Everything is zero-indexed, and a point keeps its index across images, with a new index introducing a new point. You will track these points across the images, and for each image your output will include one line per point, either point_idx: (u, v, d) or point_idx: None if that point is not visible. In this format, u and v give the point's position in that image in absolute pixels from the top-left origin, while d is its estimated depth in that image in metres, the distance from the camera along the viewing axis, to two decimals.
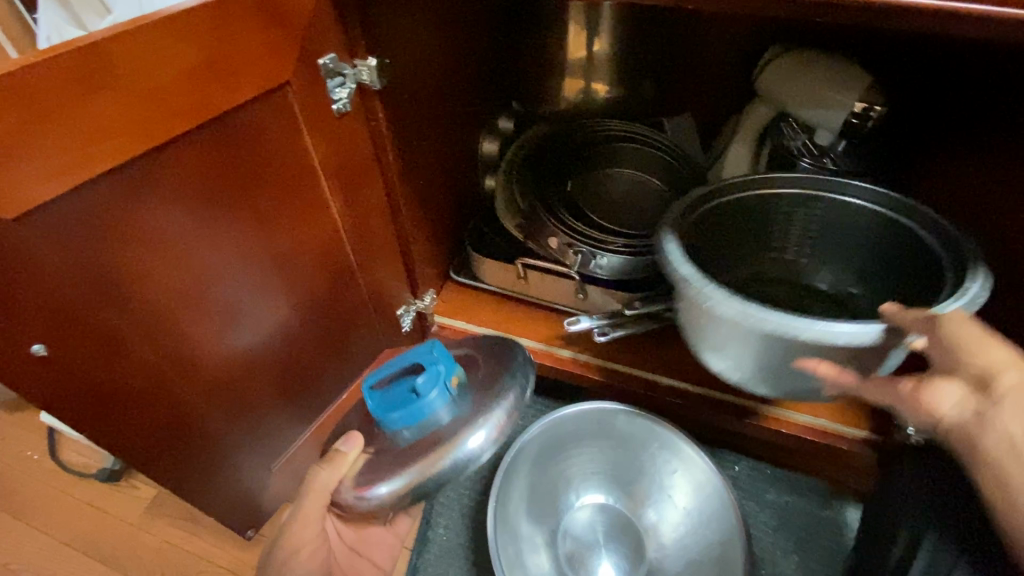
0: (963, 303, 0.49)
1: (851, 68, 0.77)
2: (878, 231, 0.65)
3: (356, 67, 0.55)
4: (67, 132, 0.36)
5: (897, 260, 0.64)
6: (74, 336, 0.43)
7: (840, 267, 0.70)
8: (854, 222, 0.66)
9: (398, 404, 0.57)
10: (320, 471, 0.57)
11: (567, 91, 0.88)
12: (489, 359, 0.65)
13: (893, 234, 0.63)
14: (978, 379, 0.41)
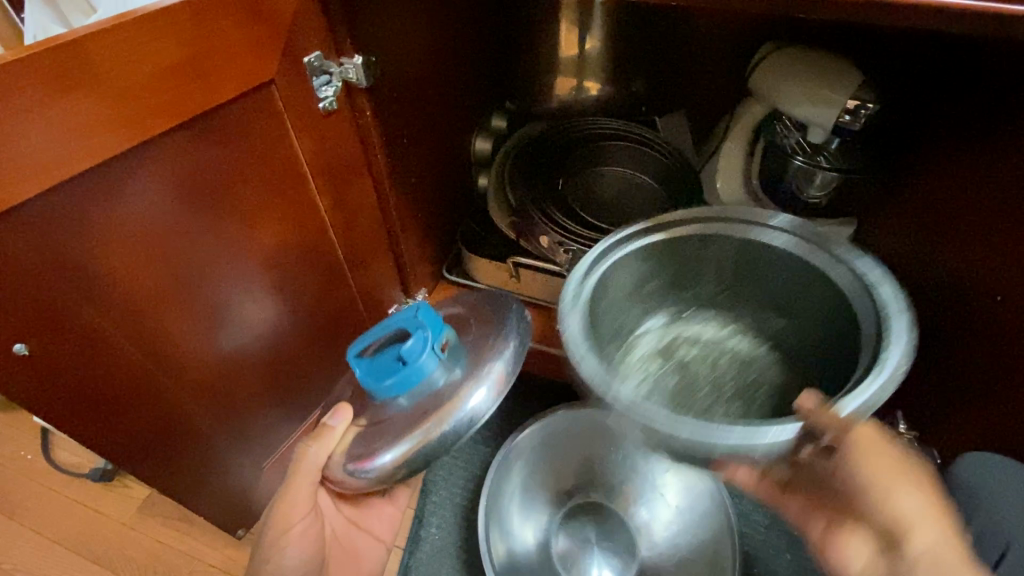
0: (882, 381, 0.44)
1: (842, 66, 0.77)
2: (794, 271, 0.57)
3: (343, 65, 0.55)
4: (45, 131, 0.36)
5: (806, 298, 0.57)
6: (56, 335, 0.43)
7: (761, 307, 0.62)
8: (766, 260, 0.58)
9: (387, 371, 0.53)
10: (311, 447, 0.54)
11: (560, 90, 0.89)
12: (478, 320, 0.60)
13: (810, 278, 0.56)
14: (888, 535, 0.40)
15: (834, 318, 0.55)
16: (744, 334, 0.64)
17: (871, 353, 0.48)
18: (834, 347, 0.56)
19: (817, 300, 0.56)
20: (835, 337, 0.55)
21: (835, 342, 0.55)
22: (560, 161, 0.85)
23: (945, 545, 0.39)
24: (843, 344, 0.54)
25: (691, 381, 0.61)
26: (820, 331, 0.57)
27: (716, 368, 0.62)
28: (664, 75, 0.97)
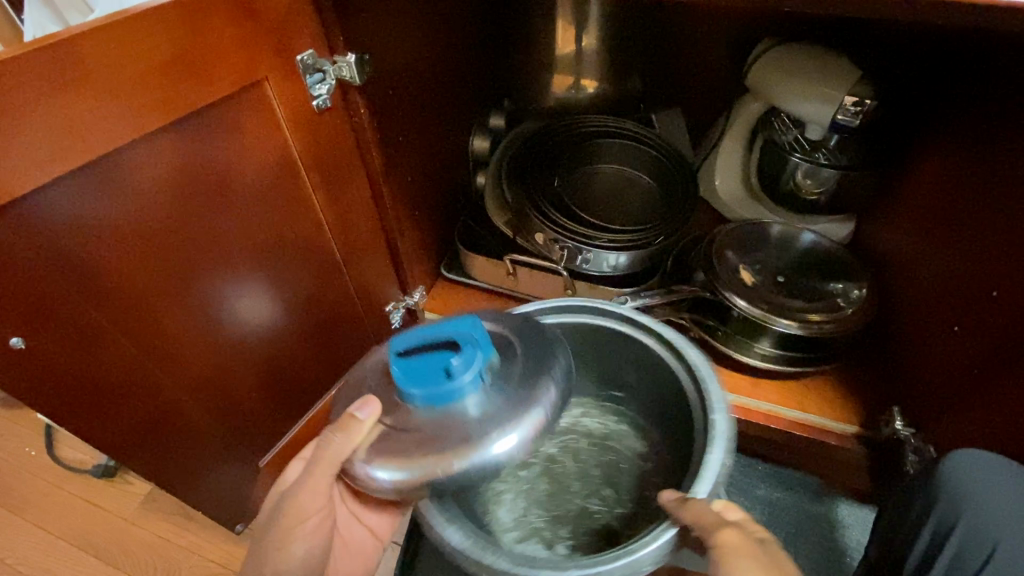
0: (714, 475, 0.46)
1: (838, 61, 0.76)
2: (610, 342, 0.62)
3: (336, 63, 0.56)
4: (43, 127, 0.37)
5: (628, 365, 0.63)
6: (54, 329, 0.44)
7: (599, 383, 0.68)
8: (586, 339, 0.63)
9: (422, 380, 0.46)
10: (333, 439, 0.47)
11: (557, 87, 0.90)
12: (528, 342, 0.51)
13: (623, 346, 0.61)
14: None
15: (656, 380, 0.60)
16: (591, 411, 0.70)
17: (701, 418, 0.52)
18: (665, 410, 0.61)
19: (636, 363, 0.62)
20: (660, 394, 0.61)
21: (660, 398, 0.61)
22: (556, 157, 0.85)
23: None
24: (669, 401, 0.60)
25: (562, 479, 0.66)
26: (648, 394, 0.63)
27: (579, 455, 0.68)
28: (661, 73, 0.97)
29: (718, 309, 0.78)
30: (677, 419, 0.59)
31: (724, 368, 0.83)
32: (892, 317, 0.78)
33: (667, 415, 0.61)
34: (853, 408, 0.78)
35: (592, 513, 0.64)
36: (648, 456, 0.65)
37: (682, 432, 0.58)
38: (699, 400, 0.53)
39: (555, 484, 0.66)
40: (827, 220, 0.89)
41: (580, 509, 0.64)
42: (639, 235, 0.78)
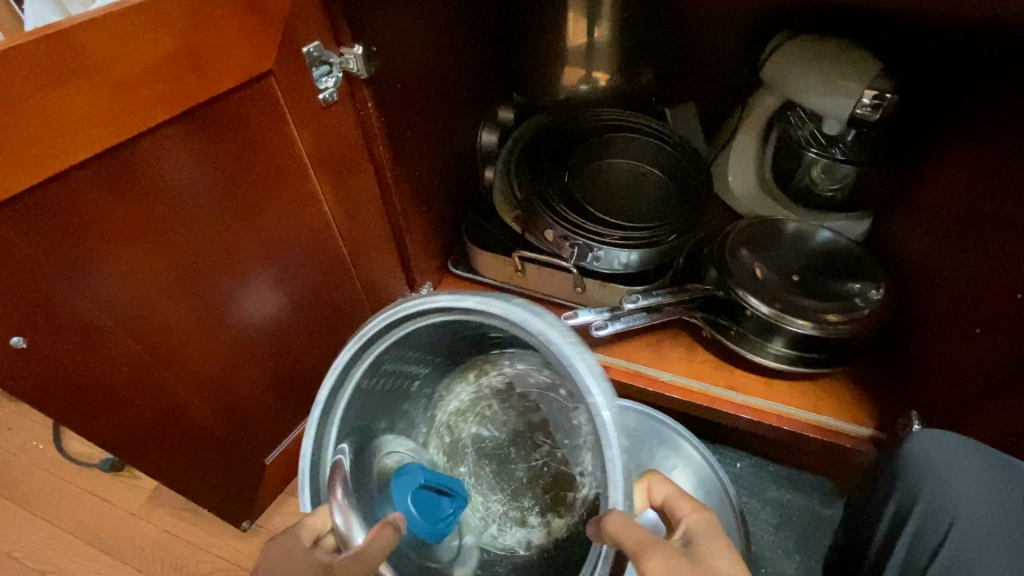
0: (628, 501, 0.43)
1: (861, 54, 0.74)
2: (458, 314, 0.52)
3: (343, 55, 0.54)
4: (41, 122, 0.35)
5: (484, 322, 0.52)
6: (55, 329, 0.43)
7: (462, 343, 0.58)
8: (441, 324, 0.53)
9: (417, 504, 0.49)
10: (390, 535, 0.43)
11: (568, 81, 0.86)
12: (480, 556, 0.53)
13: (482, 321, 0.52)
14: None
15: (519, 333, 0.51)
16: (484, 369, 0.59)
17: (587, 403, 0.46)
18: (540, 351, 0.52)
19: (491, 325, 0.52)
20: (526, 339, 0.51)
21: (526, 341, 0.51)
22: (566, 152, 0.83)
23: None
24: (533, 344, 0.50)
25: (497, 449, 0.59)
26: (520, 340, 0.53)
27: (497, 416, 0.60)
28: (676, 65, 0.95)
29: (731, 308, 0.77)
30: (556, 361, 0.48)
31: (737, 368, 0.81)
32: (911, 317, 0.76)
33: (536, 347, 0.52)
34: (867, 411, 0.77)
35: (541, 469, 0.57)
36: (561, 385, 0.53)
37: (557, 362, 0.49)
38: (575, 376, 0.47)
39: (493, 459, 0.59)
40: (843, 218, 0.87)
41: (531, 471, 0.58)
42: (651, 232, 0.76)
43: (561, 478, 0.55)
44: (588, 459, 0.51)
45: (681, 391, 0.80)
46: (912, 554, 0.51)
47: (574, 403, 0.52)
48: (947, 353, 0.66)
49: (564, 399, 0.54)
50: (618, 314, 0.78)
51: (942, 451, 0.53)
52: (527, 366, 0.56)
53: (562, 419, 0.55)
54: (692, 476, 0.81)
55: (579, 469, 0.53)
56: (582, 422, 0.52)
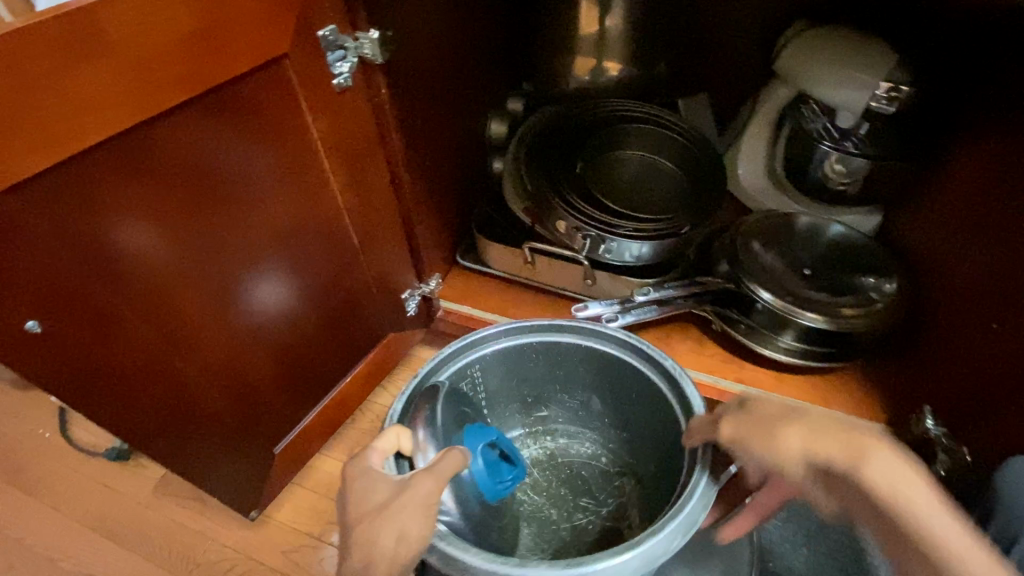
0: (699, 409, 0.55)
1: (877, 46, 0.73)
2: (543, 356, 0.66)
3: (358, 40, 0.53)
4: (57, 101, 0.35)
5: (558, 371, 0.68)
6: (70, 313, 0.43)
7: (514, 412, 0.72)
8: (522, 363, 0.66)
9: (484, 458, 0.55)
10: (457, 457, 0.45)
11: (578, 70, 0.85)
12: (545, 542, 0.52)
13: (553, 368, 0.67)
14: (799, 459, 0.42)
15: (581, 384, 0.68)
16: (528, 444, 0.74)
17: (658, 377, 0.60)
18: (594, 405, 0.70)
19: (565, 375, 0.68)
20: (592, 395, 0.69)
21: (595, 391, 0.68)
22: (579, 143, 0.82)
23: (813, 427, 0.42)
24: (604, 391, 0.67)
25: (541, 513, 0.69)
26: (578, 391, 0.69)
27: (542, 485, 0.71)
28: (687, 57, 0.94)
29: (742, 301, 0.76)
30: (629, 402, 0.65)
31: (748, 362, 0.81)
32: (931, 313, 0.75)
33: (596, 408, 0.70)
34: (879, 406, 0.77)
35: (585, 527, 0.67)
36: (605, 453, 0.72)
37: (622, 415, 0.68)
38: (646, 370, 0.61)
39: (538, 521, 0.68)
40: (855, 213, 0.87)
41: (574, 530, 0.67)
42: (663, 225, 0.76)
43: (606, 532, 0.67)
44: (634, 511, 0.67)
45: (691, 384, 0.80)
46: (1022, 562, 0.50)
47: (618, 467, 0.71)
48: (959, 347, 0.66)
49: (605, 466, 0.71)
50: (628, 307, 0.77)
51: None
52: (567, 439, 0.73)
53: (602, 485, 0.70)
54: None
55: (625, 524, 0.67)
56: (625, 482, 0.70)
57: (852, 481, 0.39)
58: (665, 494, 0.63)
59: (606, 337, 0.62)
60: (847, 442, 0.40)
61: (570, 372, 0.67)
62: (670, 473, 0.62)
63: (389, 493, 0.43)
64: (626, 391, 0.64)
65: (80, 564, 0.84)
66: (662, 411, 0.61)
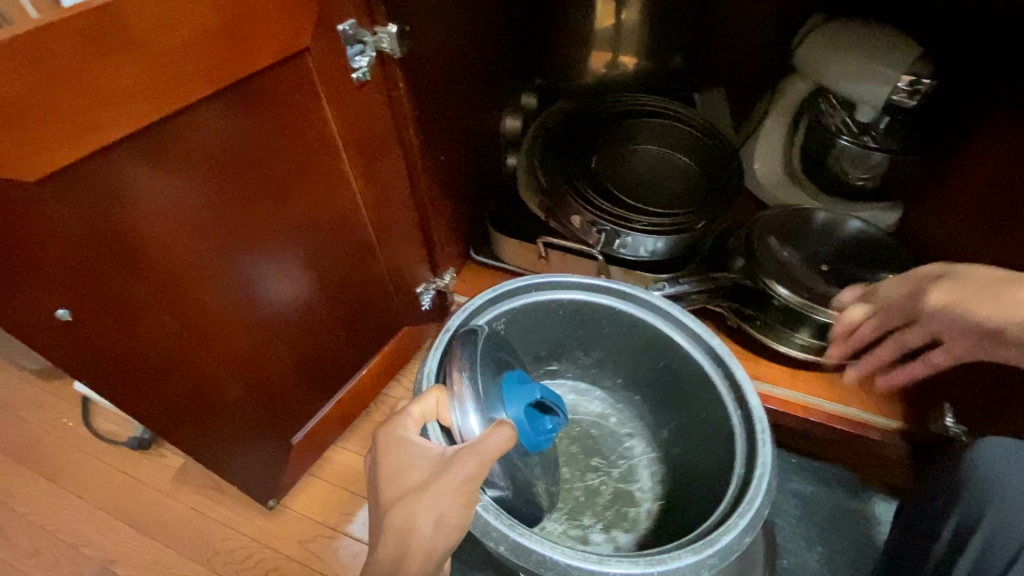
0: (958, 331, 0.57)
1: (897, 40, 0.72)
2: (568, 315, 0.67)
3: (377, 34, 0.53)
4: (86, 96, 0.36)
5: (580, 330, 0.69)
6: (101, 303, 0.44)
7: (528, 364, 0.72)
8: (547, 320, 0.67)
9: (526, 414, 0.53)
10: (506, 434, 0.41)
11: (594, 65, 0.85)
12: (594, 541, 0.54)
13: (580, 320, 0.68)
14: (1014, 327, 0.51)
15: (604, 339, 0.69)
16: None
17: (700, 350, 0.62)
18: (612, 361, 0.71)
19: (586, 334, 0.69)
20: (611, 355, 0.71)
21: (615, 353, 0.70)
22: (594, 137, 0.82)
23: None
24: (626, 353, 0.69)
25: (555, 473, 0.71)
26: (600, 346, 0.70)
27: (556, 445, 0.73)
28: (703, 50, 0.94)
29: (757, 298, 0.76)
30: (651, 366, 0.68)
31: (763, 358, 0.80)
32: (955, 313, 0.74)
33: (613, 367, 0.72)
34: (897, 405, 0.76)
35: (597, 488, 0.70)
36: (614, 413, 0.74)
37: (640, 378, 0.71)
38: (686, 341, 0.63)
39: None
40: (872, 208, 0.85)
41: (586, 490, 0.70)
42: (679, 220, 0.75)
43: (619, 493, 0.70)
44: (645, 472, 0.71)
45: None
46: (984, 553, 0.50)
47: (627, 429, 0.73)
48: None
49: (614, 427, 0.74)
50: None
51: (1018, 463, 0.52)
52: (576, 397, 0.75)
53: (612, 447, 0.73)
54: None
55: (635, 485, 0.70)
56: (634, 443, 0.73)
57: None
58: (684, 457, 0.67)
59: (650, 305, 0.64)
60: None
61: (596, 326, 0.68)
62: (693, 438, 0.66)
63: (424, 473, 0.41)
64: (655, 355, 0.67)
65: (103, 549, 0.86)
66: (688, 377, 0.64)
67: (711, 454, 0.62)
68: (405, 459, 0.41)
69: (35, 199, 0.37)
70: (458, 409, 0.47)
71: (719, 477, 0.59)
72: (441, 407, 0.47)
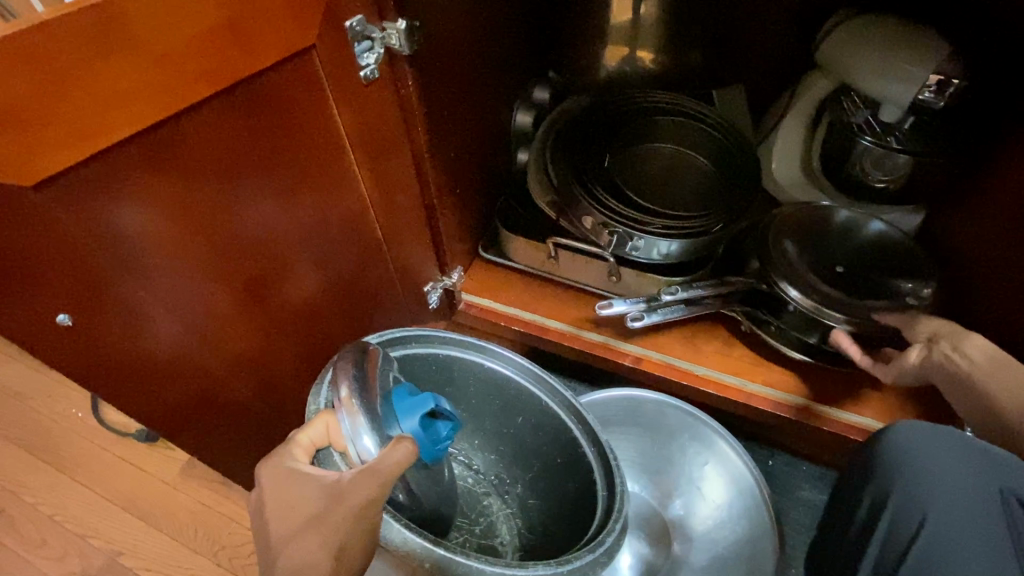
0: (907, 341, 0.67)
1: (925, 36, 0.69)
2: (436, 375, 0.66)
3: (385, 30, 0.50)
4: (86, 98, 0.35)
5: (446, 389, 0.68)
6: (102, 309, 0.43)
7: None
8: (419, 379, 0.65)
9: (421, 429, 0.48)
10: (408, 449, 0.42)
11: (609, 59, 0.80)
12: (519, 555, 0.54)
13: (442, 377, 0.67)
14: (930, 339, 0.63)
15: (468, 395, 0.69)
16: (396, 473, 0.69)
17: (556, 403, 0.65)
18: (471, 419, 0.70)
19: (448, 391, 0.68)
20: (470, 412, 0.70)
21: (477, 413, 0.70)
22: (606, 135, 0.80)
23: (990, 361, 0.58)
24: (487, 412, 0.69)
25: None
26: (462, 401, 0.69)
27: None
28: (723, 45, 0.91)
29: (772, 301, 0.74)
30: (509, 425, 0.69)
31: (774, 364, 0.78)
32: (987, 327, 0.71)
33: (472, 428, 0.71)
34: (914, 417, 0.73)
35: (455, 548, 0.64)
36: (472, 473, 0.70)
37: (500, 438, 0.70)
38: (544, 392, 0.65)
39: None
40: (897, 211, 0.82)
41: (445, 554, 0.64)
42: (694, 222, 0.73)
43: (482, 549, 0.64)
44: (504, 527, 0.67)
45: (715, 386, 0.77)
46: (890, 535, 0.52)
47: (482, 487, 0.70)
48: None
49: (471, 486, 0.70)
50: (655, 306, 0.75)
51: (920, 443, 0.55)
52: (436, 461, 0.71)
53: (471, 505, 0.68)
54: (726, 477, 0.78)
55: (496, 540, 0.66)
56: (491, 501, 0.69)
57: (965, 367, 0.59)
58: (542, 507, 0.67)
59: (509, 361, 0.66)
60: (994, 365, 0.57)
61: (455, 382, 0.67)
62: (551, 487, 0.67)
63: (319, 500, 0.41)
64: (514, 410, 0.68)
65: (110, 541, 0.87)
66: (549, 431, 0.66)
67: (575, 497, 0.63)
68: (297, 488, 0.42)
69: (34, 203, 0.36)
70: (349, 425, 0.45)
71: (580, 514, 0.61)
72: (331, 430, 0.46)
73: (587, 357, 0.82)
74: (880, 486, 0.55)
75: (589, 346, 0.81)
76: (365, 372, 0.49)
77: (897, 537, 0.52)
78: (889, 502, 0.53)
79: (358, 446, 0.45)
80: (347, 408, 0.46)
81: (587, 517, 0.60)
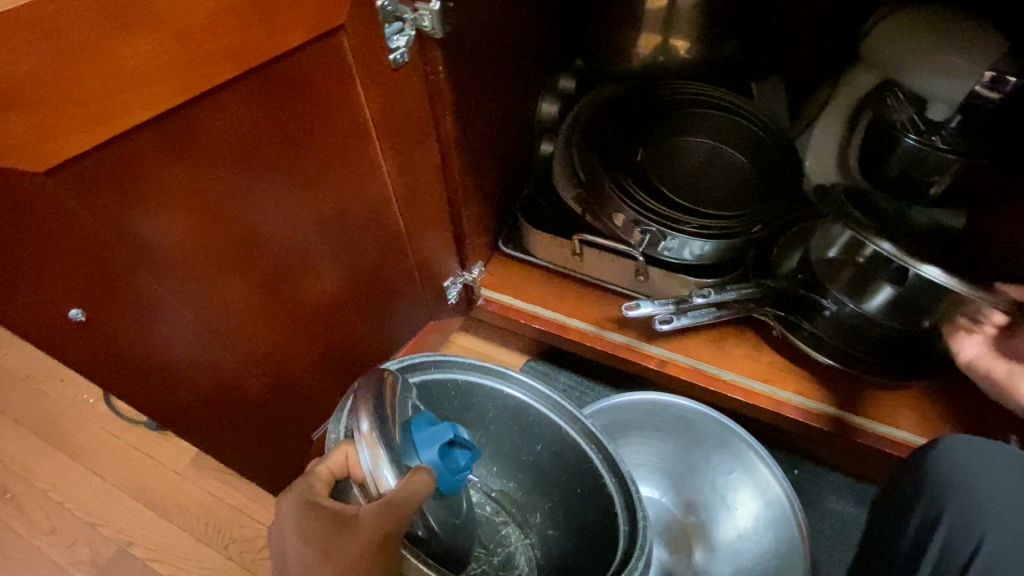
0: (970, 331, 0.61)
1: (980, 30, 0.65)
2: (457, 400, 0.64)
3: (417, 11, 0.47)
4: (100, 75, 0.32)
5: (465, 412, 0.65)
6: (116, 304, 0.41)
7: None
8: (439, 405, 0.63)
9: (442, 456, 0.47)
10: (424, 480, 0.40)
11: (643, 47, 0.78)
12: None
13: (462, 403, 0.64)
14: None
15: (488, 421, 0.66)
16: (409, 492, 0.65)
17: (575, 433, 0.62)
18: (490, 445, 0.68)
19: (469, 417, 0.66)
20: (490, 439, 0.68)
21: (497, 438, 0.67)
22: (636, 127, 0.77)
23: None
24: (506, 438, 0.67)
25: None
26: (481, 427, 0.67)
27: None
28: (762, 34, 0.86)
29: (806, 305, 0.72)
30: (527, 452, 0.67)
31: (805, 371, 0.75)
32: None
33: (491, 454, 0.69)
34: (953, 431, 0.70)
35: None
36: (490, 501, 0.69)
37: (518, 465, 0.68)
38: (563, 418, 0.62)
39: None
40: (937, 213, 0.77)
41: None
42: (728, 224, 0.70)
43: None
44: (523, 559, 0.65)
45: (743, 393, 0.74)
46: (942, 560, 0.49)
47: (501, 515, 0.68)
48: None
49: (489, 515, 0.67)
50: (684, 309, 0.73)
51: (974, 461, 0.53)
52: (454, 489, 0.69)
53: (489, 535, 0.65)
54: (749, 494, 0.76)
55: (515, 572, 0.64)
56: (510, 530, 0.67)
57: None
58: (562, 538, 0.65)
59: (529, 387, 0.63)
60: None
61: (472, 406, 0.65)
62: (573, 517, 0.64)
63: (333, 534, 0.39)
64: (533, 438, 0.65)
65: (121, 530, 0.86)
66: (569, 459, 0.63)
67: (594, 528, 0.61)
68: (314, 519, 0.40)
69: (46, 194, 0.34)
70: (369, 458, 0.42)
71: (604, 548, 0.58)
72: (351, 462, 0.43)
73: (609, 359, 0.79)
74: (929, 506, 0.53)
75: (611, 348, 0.78)
76: (386, 400, 0.45)
77: (950, 563, 0.49)
78: (943, 521, 0.51)
79: (377, 476, 0.42)
80: (368, 442, 0.43)
81: (610, 548, 0.57)
